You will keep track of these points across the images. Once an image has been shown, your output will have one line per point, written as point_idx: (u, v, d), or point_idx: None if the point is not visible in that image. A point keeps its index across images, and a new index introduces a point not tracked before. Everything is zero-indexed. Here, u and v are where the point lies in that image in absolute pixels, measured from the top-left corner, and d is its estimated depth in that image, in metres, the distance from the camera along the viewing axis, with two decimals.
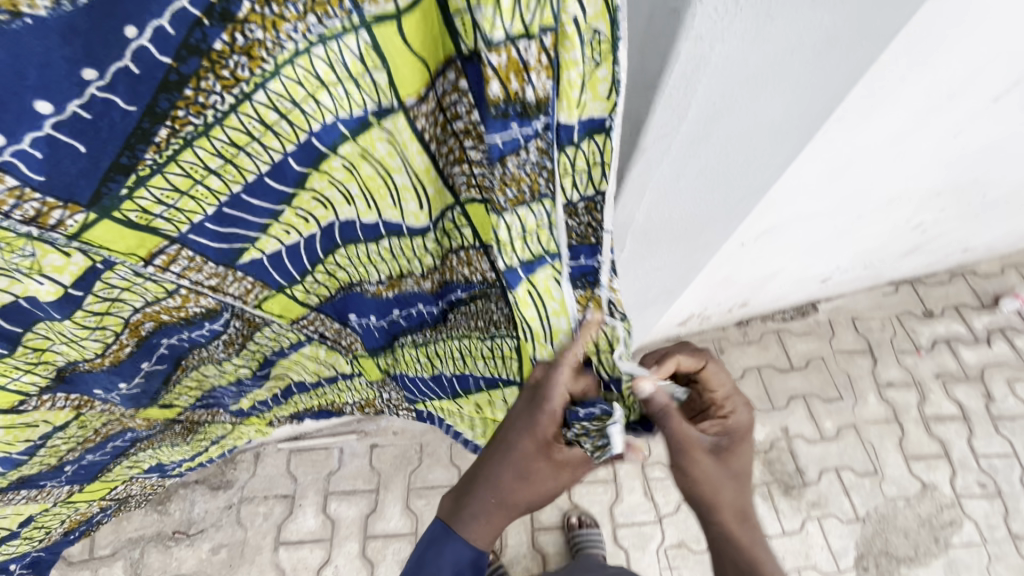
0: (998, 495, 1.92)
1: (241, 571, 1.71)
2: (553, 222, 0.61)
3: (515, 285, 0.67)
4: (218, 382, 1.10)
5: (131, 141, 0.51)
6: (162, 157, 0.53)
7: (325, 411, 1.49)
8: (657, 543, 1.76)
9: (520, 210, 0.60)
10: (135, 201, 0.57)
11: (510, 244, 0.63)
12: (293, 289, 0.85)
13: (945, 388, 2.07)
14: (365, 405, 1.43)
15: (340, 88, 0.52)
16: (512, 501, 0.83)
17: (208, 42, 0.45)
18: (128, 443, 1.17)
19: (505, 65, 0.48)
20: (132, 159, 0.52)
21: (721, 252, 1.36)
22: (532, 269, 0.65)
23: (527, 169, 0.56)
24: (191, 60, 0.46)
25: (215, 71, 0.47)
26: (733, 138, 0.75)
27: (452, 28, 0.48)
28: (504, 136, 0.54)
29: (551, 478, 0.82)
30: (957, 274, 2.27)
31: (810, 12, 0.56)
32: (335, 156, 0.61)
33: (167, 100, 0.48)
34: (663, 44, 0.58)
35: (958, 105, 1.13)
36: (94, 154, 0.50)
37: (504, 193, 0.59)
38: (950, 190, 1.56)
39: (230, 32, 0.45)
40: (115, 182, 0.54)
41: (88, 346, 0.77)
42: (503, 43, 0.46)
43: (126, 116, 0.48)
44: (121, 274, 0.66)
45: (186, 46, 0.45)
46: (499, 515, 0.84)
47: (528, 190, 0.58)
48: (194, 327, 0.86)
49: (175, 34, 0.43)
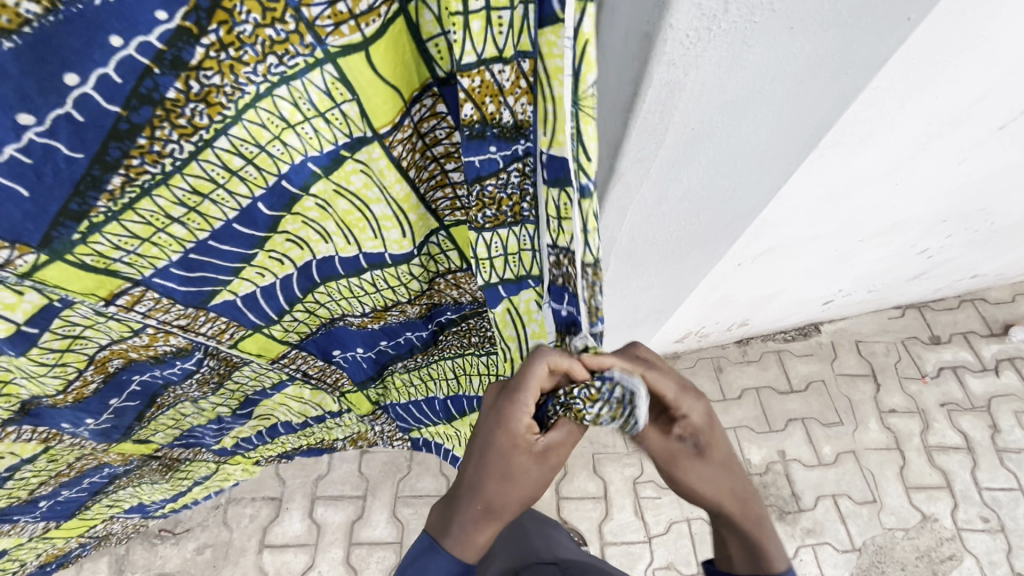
0: (1001, 531, 1.86)
1: (224, 573, 1.70)
2: (534, 245, 0.59)
3: (494, 302, 0.66)
4: (196, 420, 1.05)
5: (81, 187, 0.50)
6: (118, 205, 0.53)
7: (314, 449, 1.46)
8: (646, 564, 1.73)
9: (499, 230, 0.59)
10: (90, 245, 0.56)
11: (490, 261, 0.62)
12: (271, 328, 0.83)
13: (950, 418, 2.01)
14: (358, 438, 1.42)
15: (307, 126, 0.53)
16: (500, 505, 0.67)
17: (161, 91, 0.45)
18: (105, 480, 1.13)
19: (480, 88, 0.47)
20: (82, 206, 0.51)
21: (716, 271, 1.34)
22: (515, 289, 0.64)
23: (508, 191, 0.55)
24: (142, 110, 0.46)
25: (171, 119, 0.48)
26: (716, 163, 0.74)
27: (426, 55, 0.50)
28: (482, 157, 0.53)
29: (545, 474, 0.66)
30: (967, 300, 2.22)
31: (788, 39, 0.55)
32: (307, 196, 0.61)
33: (118, 148, 0.48)
34: (635, 67, 0.56)
35: (961, 133, 1.11)
36: (38, 199, 0.49)
37: (481, 212, 0.57)
38: (955, 217, 1.53)
39: (184, 79, 0.45)
40: (66, 226, 0.53)
41: (48, 383, 0.74)
42: (476, 66, 0.46)
43: (72, 163, 0.48)
44: (80, 313, 0.64)
45: (137, 95, 0.45)
46: (493, 524, 0.69)
47: (508, 213, 0.57)
48: (165, 364, 0.82)
49: (122, 82, 0.44)
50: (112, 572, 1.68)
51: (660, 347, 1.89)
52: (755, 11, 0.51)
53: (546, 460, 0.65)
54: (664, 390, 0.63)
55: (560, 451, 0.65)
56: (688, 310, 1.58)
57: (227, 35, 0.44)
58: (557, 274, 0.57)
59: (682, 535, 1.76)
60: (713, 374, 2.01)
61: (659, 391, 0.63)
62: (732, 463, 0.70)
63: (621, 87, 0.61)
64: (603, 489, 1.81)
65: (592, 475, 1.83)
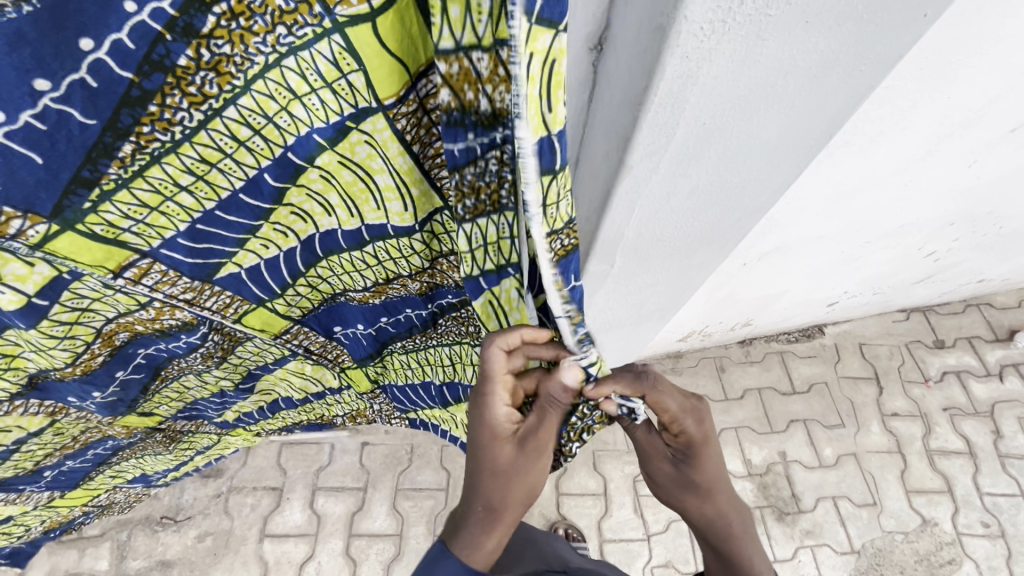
0: (1001, 536, 1.85)
1: (225, 561, 1.71)
2: (514, 234, 0.55)
3: (475, 295, 0.65)
4: (200, 394, 1.05)
5: (93, 154, 0.50)
6: (128, 171, 0.53)
7: (314, 424, 1.47)
8: (644, 562, 1.73)
9: (479, 220, 0.56)
10: (100, 215, 0.56)
11: (470, 253, 0.59)
12: (274, 302, 0.83)
13: (952, 422, 2.01)
14: (355, 416, 1.43)
15: (314, 98, 0.53)
16: (500, 511, 0.70)
17: (172, 58, 0.45)
18: (109, 451, 1.14)
19: (458, 74, 0.45)
20: (95, 172, 0.52)
21: (721, 270, 1.33)
22: (495, 281, 0.61)
23: (487, 179, 0.52)
24: (155, 76, 0.46)
25: (181, 88, 0.47)
26: (726, 157, 0.73)
27: (425, 20, 0.47)
28: (460, 144, 0.50)
29: (532, 469, 0.68)
30: (972, 305, 2.21)
31: (803, 34, 0.54)
32: (313, 167, 0.62)
33: (129, 115, 0.48)
34: (648, 58, 0.56)
35: (973, 134, 1.09)
36: (51, 166, 0.50)
37: (462, 202, 0.55)
38: (964, 220, 1.51)
39: (195, 47, 0.45)
40: (77, 195, 0.53)
41: (57, 356, 0.75)
42: (454, 52, 0.43)
43: (86, 129, 0.48)
44: (89, 285, 0.65)
45: (149, 61, 0.45)
46: (500, 524, 0.71)
47: (487, 201, 0.53)
48: (170, 338, 0.82)
49: (135, 48, 0.44)
50: (113, 557, 1.70)
51: (664, 345, 1.89)
52: (772, 4, 0.51)
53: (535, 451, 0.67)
54: (663, 403, 0.67)
55: (539, 446, 0.66)
56: (691, 309, 1.58)
57: (238, 4, 0.44)
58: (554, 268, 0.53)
59: (681, 533, 1.76)
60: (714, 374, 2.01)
61: (658, 401, 0.67)
62: (715, 483, 0.73)
63: (633, 78, 0.61)
64: (603, 486, 1.81)
65: (592, 472, 1.83)
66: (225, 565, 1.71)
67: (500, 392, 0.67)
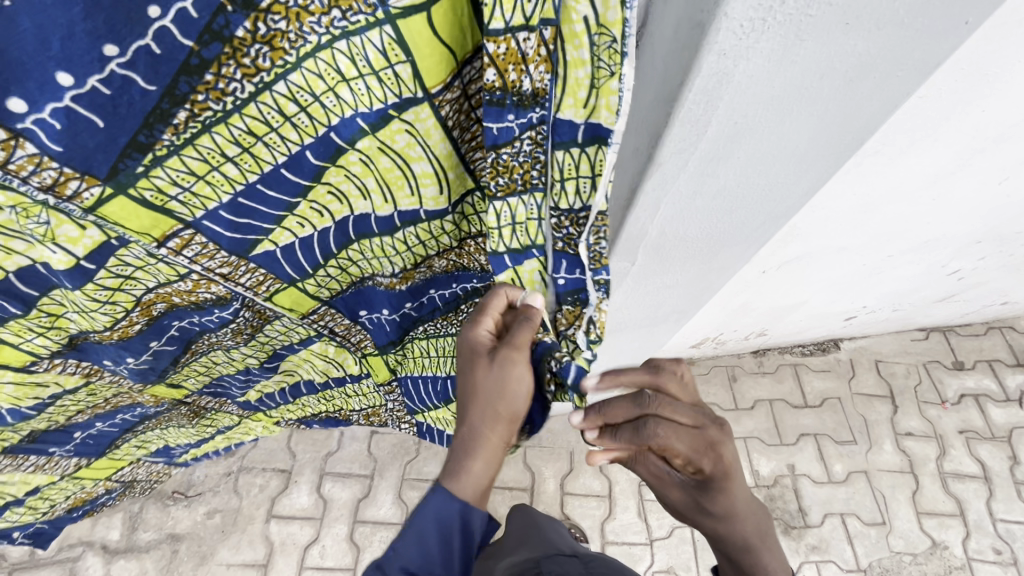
0: (1013, 564, 1.82)
1: (232, 538, 1.74)
2: (541, 214, 0.62)
3: (498, 271, 0.68)
4: (226, 370, 1.07)
5: (150, 120, 0.52)
6: (180, 139, 0.55)
7: (331, 420, 1.46)
8: (646, 566, 1.73)
9: (510, 199, 0.62)
10: (151, 180, 0.58)
11: (498, 230, 0.64)
12: (305, 282, 0.84)
13: (968, 446, 1.97)
14: (371, 414, 1.39)
15: (361, 82, 0.55)
16: (486, 430, 0.65)
17: (231, 29, 0.48)
18: (137, 419, 1.14)
19: (504, 55, 0.50)
20: (150, 138, 0.54)
21: (740, 276, 1.33)
22: (519, 259, 0.66)
23: (520, 159, 0.58)
24: (213, 46, 0.48)
25: (237, 58, 0.50)
26: (755, 159, 0.73)
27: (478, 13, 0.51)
28: (500, 125, 0.55)
29: (513, 379, 0.64)
30: (994, 327, 2.16)
31: (842, 37, 0.55)
32: (352, 150, 0.63)
33: (186, 83, 0.50)
34: (685, 54, 0.57)
35: (1005, 149, 1.08)
36: (110, 129, 0.52)
37: (495, 180, 0.60)
38: (991, 238, 1.48)
39: (254, 20, 0.48)
40: (132, 159, 0.55)
41: (97, 319, 0.78)
42: (503, 34, 0.49)
43: (146, 95, 0.50)
44: (134, 253, 0.67)
45: (209, 32, 0.47)
46: (484, 446, 0.66)
47: (519, 179, 0.60)
48: (204, 312, 0.85)
49: (198, 17, 0.46)
50: (125, 528, 1.74)
51: (676, 350, 1.89)
52: (813, 4, 0.51)
53: (510, 364, 0.64)
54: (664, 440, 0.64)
55: (516, 357, 0.64)
56: (707, 315, 1.57)
57: None
58: (559, 238, 0.64)
59: (684, 540, 1.76)
60: (724, 383, 2.00)
61: (665, 445, 0.64)
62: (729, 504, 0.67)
63: (668, 76, 0.61)
64: (608, 488, 1.81)
65: (598, 474, 1.83)
66: (231, 543, 1.74)
67: (488, 319, 0.67)
